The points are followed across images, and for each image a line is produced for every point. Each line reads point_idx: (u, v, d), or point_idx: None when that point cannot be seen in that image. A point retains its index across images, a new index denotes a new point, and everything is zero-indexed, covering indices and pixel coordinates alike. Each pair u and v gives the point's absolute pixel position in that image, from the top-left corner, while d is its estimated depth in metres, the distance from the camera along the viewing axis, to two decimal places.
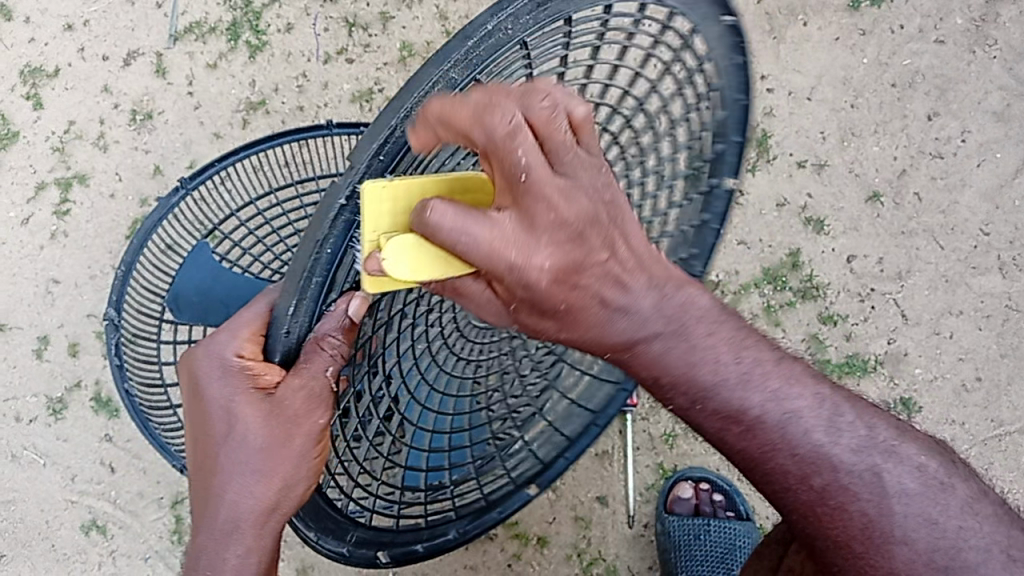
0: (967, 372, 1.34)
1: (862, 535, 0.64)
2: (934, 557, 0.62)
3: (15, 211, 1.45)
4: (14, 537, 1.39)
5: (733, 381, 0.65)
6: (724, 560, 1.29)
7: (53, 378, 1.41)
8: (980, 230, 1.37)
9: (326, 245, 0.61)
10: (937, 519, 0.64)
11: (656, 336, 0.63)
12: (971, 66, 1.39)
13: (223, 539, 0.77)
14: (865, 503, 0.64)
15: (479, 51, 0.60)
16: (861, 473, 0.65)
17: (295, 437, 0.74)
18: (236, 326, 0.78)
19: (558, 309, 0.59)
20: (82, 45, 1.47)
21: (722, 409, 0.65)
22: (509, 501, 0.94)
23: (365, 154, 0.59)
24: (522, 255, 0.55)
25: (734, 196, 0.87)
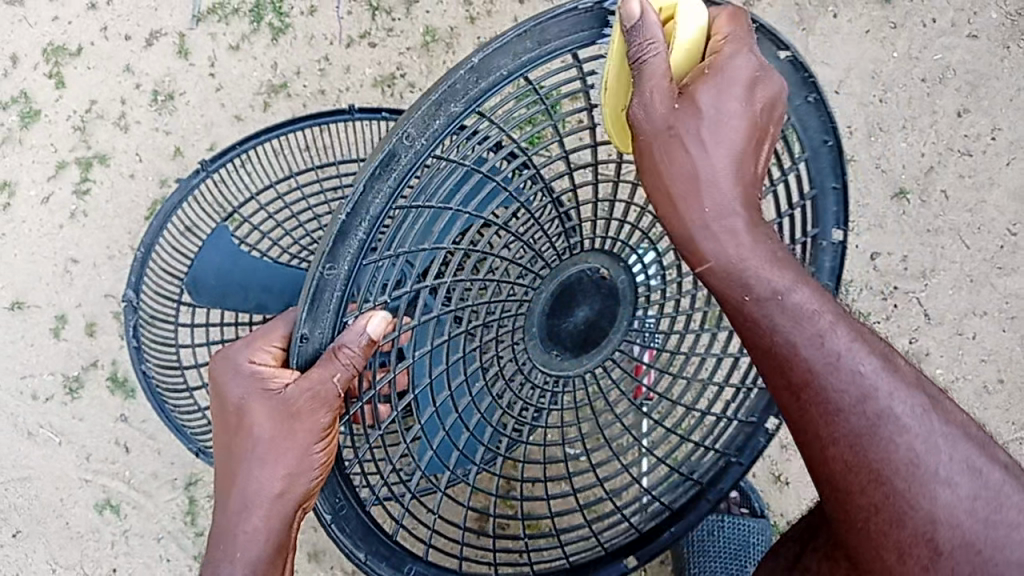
0: (989, 374, 1.32)
1: (905, 472, 0.58)
2: (977, 505, 0.57)
3: (36, 189, 1.45)
4: (31, 513, 1.40)
5: (826, 316, 0.61)
6: (737, 556, 1.24)
7: (70, 356, 1.42)
8: (1008, 230, 1.34)
9: (345, 263, 0.69)
10: (981, 467, 0.58)
11: (748, 229, 0.61)
12: (1005, 61, 1.36)
13: (236, 517, 0.77)
14: (915, 439, 0.59)
15: (472, 83, 0.68)
16: (912, 409, 0.60)
17: (300, 428, 0.75)
18: (253, 338, 0.81)
19: (728, 130, 0.60)
20: (105, 24, 1.46)
21: (798, 315, 0.61)
22: (601, 570, 0.90)
23: (369, 176, 0.67)
24: (746, 87, 0.61)
25: (845, 246, 0.82)
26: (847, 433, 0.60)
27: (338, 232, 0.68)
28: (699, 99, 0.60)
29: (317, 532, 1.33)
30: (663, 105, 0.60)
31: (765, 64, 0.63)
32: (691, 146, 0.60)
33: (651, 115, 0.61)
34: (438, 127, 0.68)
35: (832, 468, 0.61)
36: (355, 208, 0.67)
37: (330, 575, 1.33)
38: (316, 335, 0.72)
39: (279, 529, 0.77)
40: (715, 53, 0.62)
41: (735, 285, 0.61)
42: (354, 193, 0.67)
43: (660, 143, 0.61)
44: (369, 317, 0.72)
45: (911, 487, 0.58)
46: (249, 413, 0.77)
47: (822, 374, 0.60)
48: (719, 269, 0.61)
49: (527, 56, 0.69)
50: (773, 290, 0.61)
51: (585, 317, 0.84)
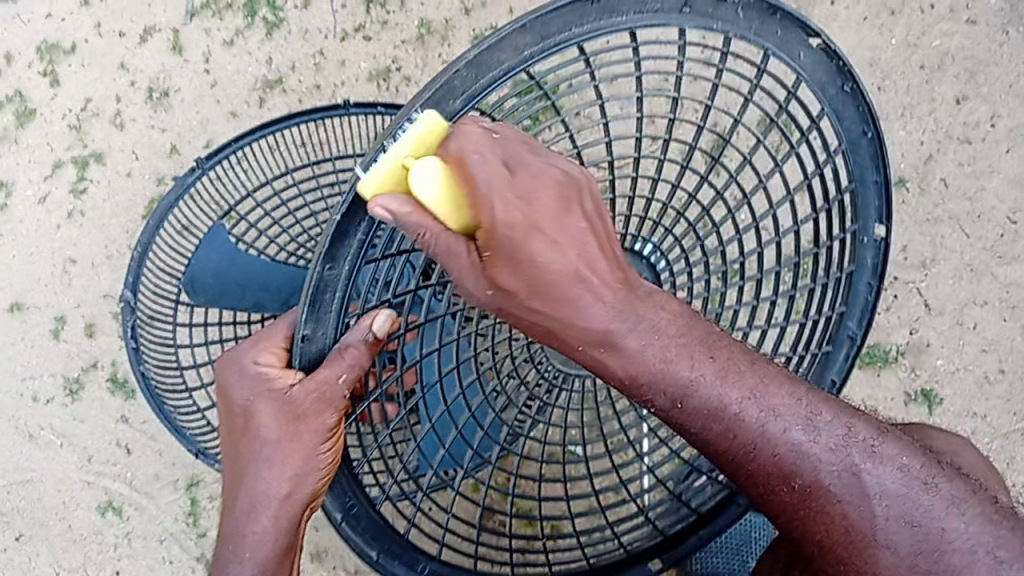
0: (990, 364, 1.32)
1: (843, 531, 0.63)
2: (920, 558, 0.62)
3: (33, 189, 1.45)
4: (33, 516, 1.41)
5: (734, 404, 0.63)
6: (740, 551, 1.24)
7: (70, 357, 1.42)
8: (1008, 218, 1.34)
9: (345, 265, 0.68)
10: (916, 515, 0.62)
11: (626, 348, 0.61)
12: (1004, 47, 1.35)
13: (245, 518, 0.78)
14: (843, 497, 0.63)
15: (471, 78, 0.65)
16: (840, 473, 0.63)
17: (306, 430, 0.76)
18: (259, 340, 0.81)
19: (541, 295, 0.59)
20: (99, 20, 1.45)
21: (704, 411, 0.63)
22: (621, 571, 0.89)
23: (365, 177, 0.65)
24: (528, 250, 0.57)
25: (887, 241, 0.82)
26: (764, 468, 0.64)
27: (337, 232, 0.67)
28: (497, 277, 0.58)
29: (319, 530, 1.34)
30: (480, 295, 0.60)
31: (538, 208, 0.58)
32: (524, 319, 0.60)
33: (477, 300, 0.61)
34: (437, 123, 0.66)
35: (784, 520, 0.66)
36: (353, 207, 0.66)
37: (333, 574, 1.34)
38: (319, 335, 0.72)
39: (288, 528, 0.79)
40: (481, 219, 0.58)
41: (636, 395, 0.63)
42: (352, 193, 0.66)
43: (501, 315, 0.61)
44: (374, 316, 0.72)
45: (852, 550, 0.63)
46: (255, 415, 0.78)
47: (750, 453, 0.64)
48: (620, 384, 0.63)
49: (529, 52, 0.66)
50: (677, 391, 0.63)
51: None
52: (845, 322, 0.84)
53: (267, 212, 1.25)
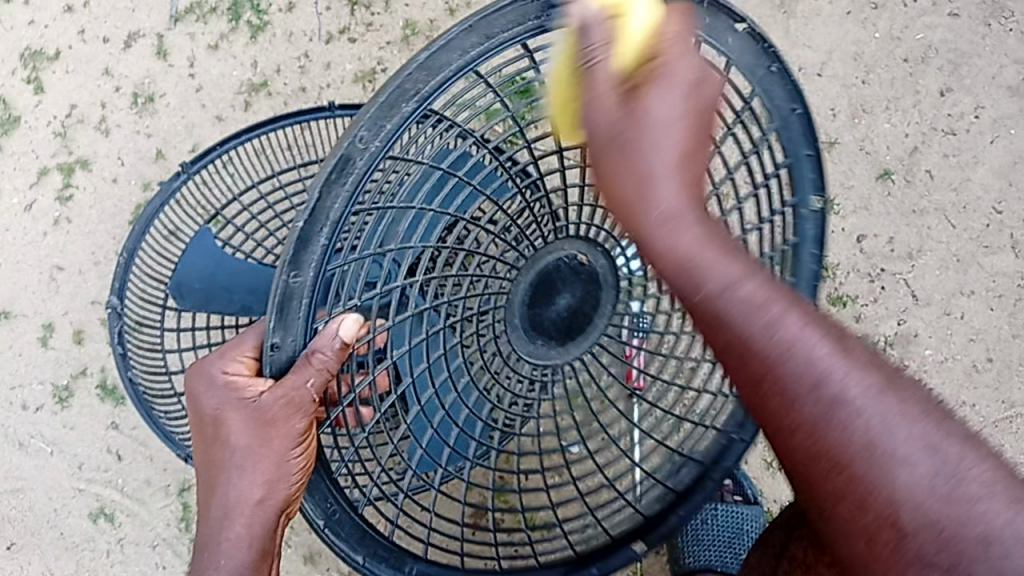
0: (978, 353, 1.33)
1: (863, 455, 0.52)
2: (936, 482, 0.50)
3: (19, 197, 1.44)
4: (26, 524, 1.40)
5: (777, 304, 0.55)
6: (732, 544, 1.24)
7: (59, 364, 1.42)
8: (993, 209, 1.34)
9: (311, 270, 0.68)
10: (940, 443, 0.51)
11: (696, 217, 0.57)
12: (987, 39, 1.36)
13: (217, 526, 0.76)
14: (870, 420, 0.52)
15: (421, 82, 0.68)
16: (867, 388, 0.53)
17: (276, 434, 0.75)
18: (225, 349, 0.80)
19: (669, 126, 0.58)
20: (82, 27, 1.45)
21: (752, 302, 0.55)
22: (609, 557, 0.87)
23: (325, 180, 0.67)
24: (684, 97, 0.59)
25: (827, 212, 0.80)
26: (802, 421, 0.54)
27: (299, 238, 0.67)
28: (646, 101, 0.58)
29: (311, 534, 1.33)
30: (610, 111, 0.59)
31: (706, 72, 0.60)
32: (631, 148, 0.58)
33: (600, 118, 0.59)
34: (392, 128, 0.67)
35: (802, 461, 0.55)
36: (315, 211, 0.67)
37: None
38: (288, 343, 0.71)
39: (262, 535, 0.77)
40: (656, 52, 0.60)
41: (687, 281, 0.56)
42: (313, 199, 0.67)
43: (609, 152, 0.58)
44: (340, 321, 0.71)
45: (871, 475, 0.52)
46: (224, 424, 0.77)
47: (775, 366, 0.54)
48: (672, 261, 0.57)
49: (474, 52, 0.68)
50: (728, 278, 0.56)
51: (567, 305, 0.82)
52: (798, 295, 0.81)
53: (252, 215, 1.25)
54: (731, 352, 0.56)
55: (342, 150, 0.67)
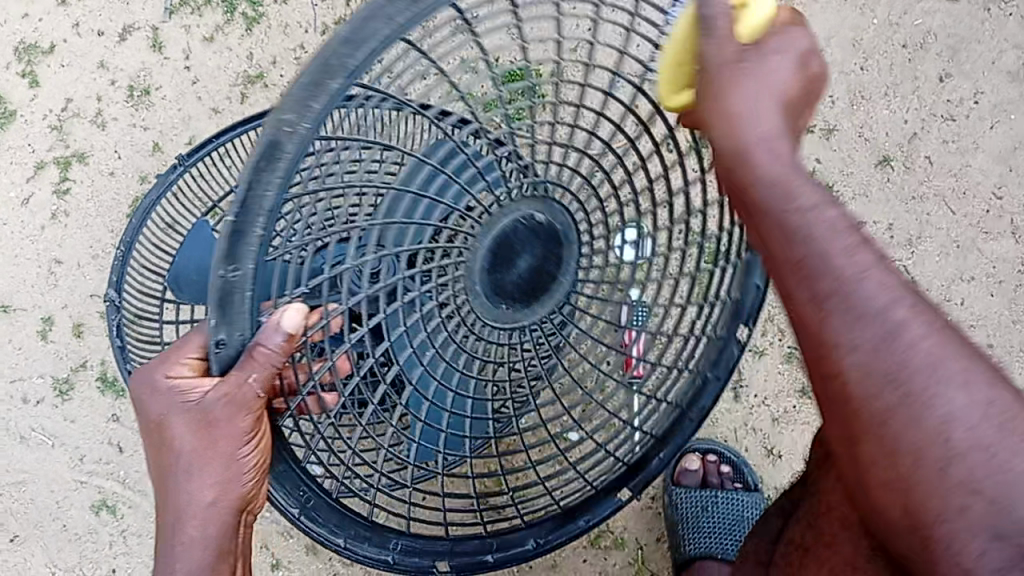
0: (979, 340, 1.33)
1: (908, 386, 0.51)
2: (990, 410, 0.50)
3: (16, 191, 1.44)
4: (27, 517, 1.40)
5: (857, 240, 0.55)
6: (733, 530, 1.25)
7: (59, 358, 1.42)
8: (993, 195, 1.34)
9: (249, 263, 0.65)
10: (993, 382, 0.51)
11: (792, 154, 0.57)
12: (986, 24, 1.35)
13: (170, 530, 0.76)
14: (921, 352, 0.52)
15: (345, 56, 0.64)
16: (909, 317, 0.53)
17: (222, 432, 0.75)
18: (168, 354, 0.80)
19: (780, 72, 0.58)
20: (77, 20, 1.44)
21: (843, 233, 0.54)
22: (595, 509, 0.93)
23: (253, 170, 0.63)
24: (796, 59, 0.59)
25: None
26: (850, 363, 0.53)
27: (233, 230, 0.64)
28: (761, 51, 0.58)
29: None
30: (729, 44, 0.57)
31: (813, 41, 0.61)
32: (749, 83, 0.57)
33: (723, 48, 0.57)
34: (320, 108, 0.64)
35: (846, 390, 0.53)
36: (246, 203, 0.64)
37: (329, 565, 1.33)
38: (235, 338, 0.70)
39: (220, 535, 0.77)
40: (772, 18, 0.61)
41: (779, 205, 0.55)
42: (242, 190, 0.63)
43: (723, 78, 0.57)
44: (283, 313, 0.71)
45: (920, 394, 0.51)
46: (169, 427, 0.77)
47: (846, 295, 0.53)
48: (768, 184, 0.56)
49: (400, 20, 0.66)
50: (814, 208, 0.55)
51: (528, 266, 0.84)
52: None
53: None
54: (801, 275, 0.54)
55: (268, 134, 0.63)
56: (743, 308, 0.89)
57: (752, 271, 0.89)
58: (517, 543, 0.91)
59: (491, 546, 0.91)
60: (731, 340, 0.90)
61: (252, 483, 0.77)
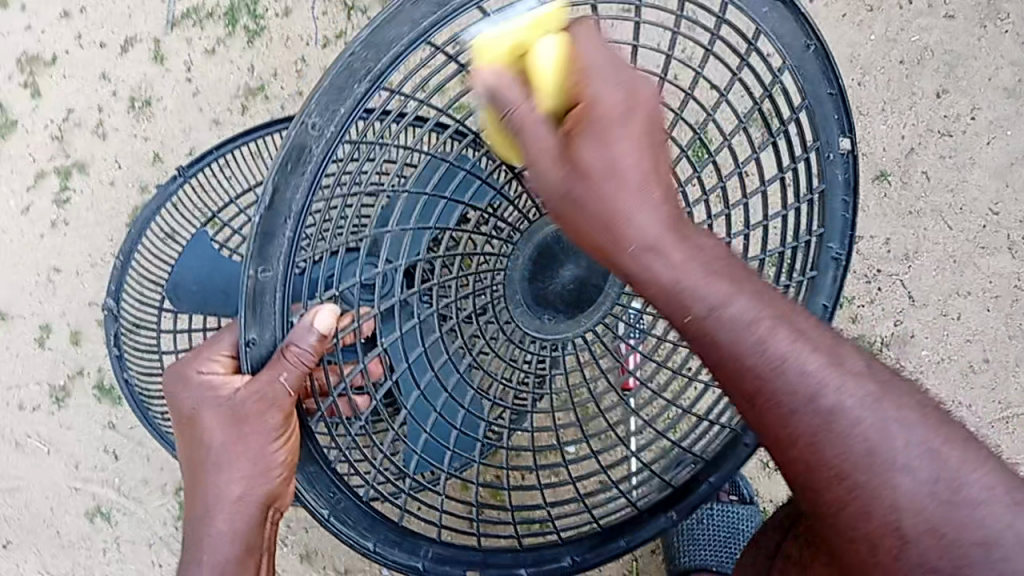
0: (975, 354, 1.33)
1: (863, 462, 0.57)
2: (937, 489, 0.55)
3: (16, 200, 1.45)
4: (21, 522, 1.41)
5: (765, 321, 0.59)
6: (727, 543, 1.24)
7: (56, 366, 1.42)
8: (990, 210, 1.34)
9: (280, 262, 0.71)
10: (941, 450, 0.56)
11: (665, 245, 0.61)
12: (982, 41, 1.36)
13: (202, 523, 0.78)
14: (863, 421, 0.57)
15: (372, 61, 0.70)
16: (862, 400, 0.57)
17: (252, 430, 0.76)
18: (204, 348, 0.82)
19: (604, 169, 0.61)
20: (79, 32, 1.45)
21: (744, 318, 0.59)
22: (638, 529, 0.88)
23: (280, 171, 0.70)
24: (617, 140, 0.61)
25: (853, 155, 0.83)
26: (802, 434, 0.58)
27: (261, 233, 0.70)
28: (580, 151, 0.61)
29: (308, 532, 1.33)
30: (555, 170, 0.62)
31: (630, 89, 0.63)
32: (591, 195, 0.61)
33: (550, 174, 0.62)
34: (344, 111, 0.70)
35: (801, 457, 0.59)
36: (274, 204, 0.70)
37: None
38: (266, 337, 0.74)
39: (249, 529, 0.78)
40: (579, 95, 0.63)
41: (675, 307, 0.60)
42: (269, 192, 0.70)
43: (563, 204, 0.62)
44: (314, 315, 0.74)
45: (872, 477, 0.56)
46: (201, 422, 0.78)
47: (765, 384, 0.59)
48: (660, 291, 0.61)
49: (425, 23, 0.70)
50: (711, 301, 0.60)
51: (572, 276, 0.84)
52: (828, 245, 0.85)
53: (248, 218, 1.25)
54: (732, 372, 0.60)
55: (296, 139, 0.70)
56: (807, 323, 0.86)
57: (818, 291, 0.86)
58: (552, 556, 0.88)
59: (525, 561, 0.88)
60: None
61: (281, 481, 0.77)
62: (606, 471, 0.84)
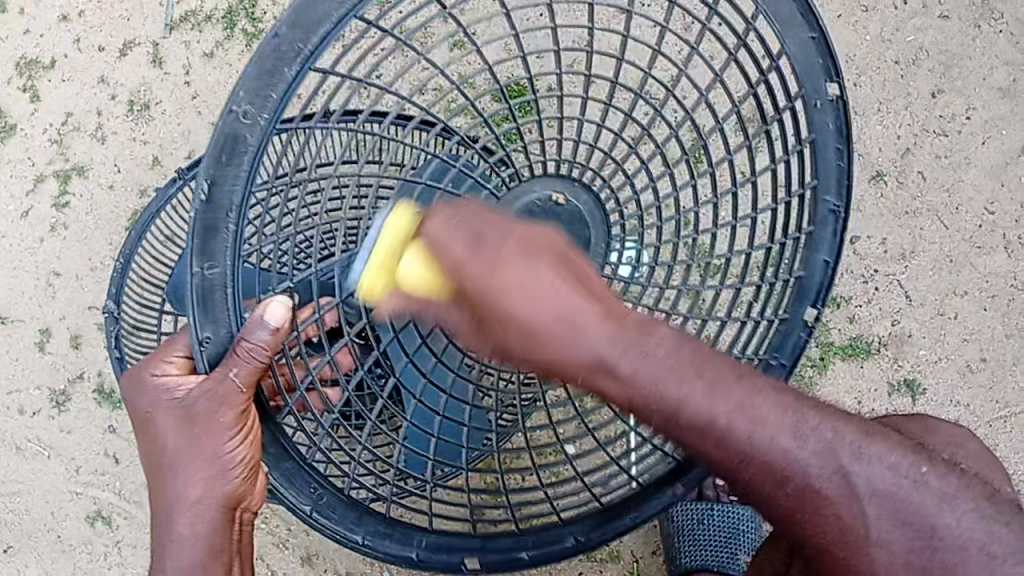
0: (972, 353, 1.34)
1: (838, 538, 0.60)
2: (912, 556, 0.59)
3: (15, 204, 1.45)
4: (21, 527, 1.41)
5: (723, 417, 0.57)
6: (728, 543, 1.26)
7: (55, 370, 1.42)
8: (985, 209, 1.35)
9: (228, 261, 0.71)
10: (911, 507, 0.60)
11: (616, 375, 0.56)
12: (977, 41, 1.37)
13: (169, 518, 0.83)
14: (834, 500, 0.60)
15: (299, 42, 0.68)
16: (830, 475, 0.59)
17: (208, 431, 0.80)
18: (157, 355, 0.87)
19: (524, 347, 0.55)
20: (78, 36, 1.45)
21: (697, 424, 0.57)
22: (643, 505, 0.88)
23: (216, 162, 0.69)
24: (511, 310, 0.54)
25: (842, 100, 0.81)
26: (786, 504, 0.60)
27: (203, 229, 0.70)
28: (492, 335, 0.56)
29: (308, 535, 1.33)
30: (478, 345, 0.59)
31: (507, 264, 0.54)
32: (516, 356, 0.56)
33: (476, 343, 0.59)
34: (277, 96, 0.69)
35: (789, 512, 0.61)
36: (212, 199, 0.70)
37: None
38: (219, 335, 0.75)
39: (215, 523, 0.83)
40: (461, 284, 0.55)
41: (637, 416, 0.58)
42: (206, 187, 0.70)
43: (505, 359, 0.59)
44: (266, 308, 0.76)
45: (845, 545, 0.60)
46: (156, 423, 0.83)
47: (748, 460, 0.58)
48: (620, 405, 0.58)
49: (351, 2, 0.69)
50: (671, 409, 0.57)
51: None
52: (823, 198, 0.83)
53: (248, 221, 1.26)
54: (700, 456, 0.60)
55: (228, 129, 0.69)
56: (809, 286, 0.85)
57: (817, 245, 0.85)
58: (555, 540, 0.88)
59: (527, 544, 0.88)
60: (796, 321, 0.86)
61: (241, 479, 0.82)
62: (600, 448, 0.84)
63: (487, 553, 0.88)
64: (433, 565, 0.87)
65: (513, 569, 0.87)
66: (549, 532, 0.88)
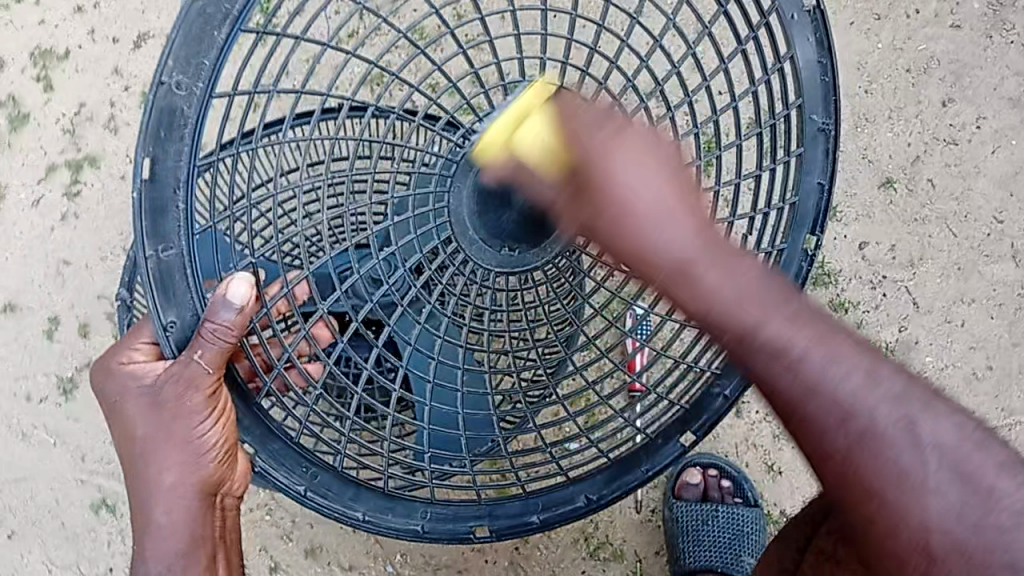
0: (978, 361, 1.34)
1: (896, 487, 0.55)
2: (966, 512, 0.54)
3: (26, 192, 1.45)
4: (25, 513, 1.41)
5: (800, 347, 0.57)
6: (733, 544, 1.30)
7: (63, 357, 1.42)
8: (994, 218, 1.36)
9: (180, 238, 0.73)
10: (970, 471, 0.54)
11: (704, 266, 0.58)
12: (988, 51, 1.37)
13: (148, 503, 0.84)
14: (900, 451, 0.55)
15: (227, 3, 0.70)
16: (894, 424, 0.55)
17: (180, 414, 0.81)
18: (127, 341, 0.88)
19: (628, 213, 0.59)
20: (92, 27, 1.46)
21: (774, 347, 0.57)
22: (654, 456, 0.90)
23: (155, 138, 0.70)
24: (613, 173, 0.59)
25: (821, 13, 0.82)
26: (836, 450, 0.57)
27: (150, 209, 0.71)
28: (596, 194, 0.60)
29: (312, 526, 1.33)
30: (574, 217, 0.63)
31: (647, 146, 0.60)
32: (607, 234, 0.59)
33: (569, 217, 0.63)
34: (208, 65, 0.70)
35: (844, 479, 0.57)
36: (155, 177, 0.71)
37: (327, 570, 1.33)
38: (183, 318, 0.76)
39: (196, 508, 0.85)
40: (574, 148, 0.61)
41: (714, 329, 0.59)
42: (147, 165, 0.71)
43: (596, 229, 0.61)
44: (228, 287, 0.75)
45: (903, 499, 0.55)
46: (129, 408, 0.84)
47: (810, 401, 0.57)
48: (697, 311, 0.59)
49: None
50: (746, 327, 0.58)
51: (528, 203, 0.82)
52: (812, 116, 0.83)
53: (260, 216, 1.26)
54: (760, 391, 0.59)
55: (163, 102, 0.70)
56: (805, 212, 0.85)
57: (810, 169, 0.84)
58: (567, 499, 0.91)
59: (535, 507, 0.91)
60: (796, 250, 0.86)
61: (216, 462, 0.83)
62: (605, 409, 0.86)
63: (496, 521, 0.91)
64: (443, 535, 0.90)
65: (523, 533, 0.91)
66: (561, 492, 0.91)
